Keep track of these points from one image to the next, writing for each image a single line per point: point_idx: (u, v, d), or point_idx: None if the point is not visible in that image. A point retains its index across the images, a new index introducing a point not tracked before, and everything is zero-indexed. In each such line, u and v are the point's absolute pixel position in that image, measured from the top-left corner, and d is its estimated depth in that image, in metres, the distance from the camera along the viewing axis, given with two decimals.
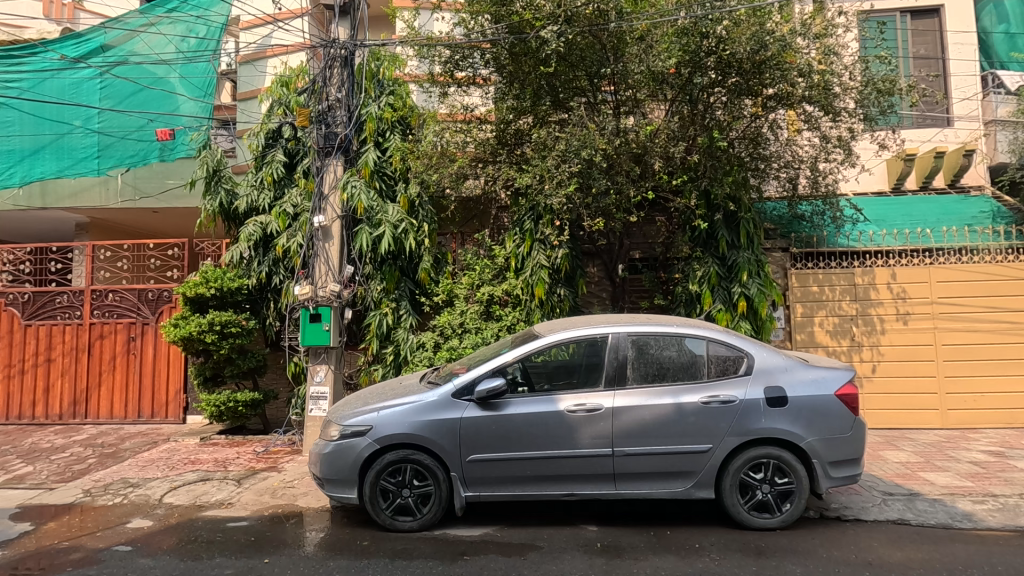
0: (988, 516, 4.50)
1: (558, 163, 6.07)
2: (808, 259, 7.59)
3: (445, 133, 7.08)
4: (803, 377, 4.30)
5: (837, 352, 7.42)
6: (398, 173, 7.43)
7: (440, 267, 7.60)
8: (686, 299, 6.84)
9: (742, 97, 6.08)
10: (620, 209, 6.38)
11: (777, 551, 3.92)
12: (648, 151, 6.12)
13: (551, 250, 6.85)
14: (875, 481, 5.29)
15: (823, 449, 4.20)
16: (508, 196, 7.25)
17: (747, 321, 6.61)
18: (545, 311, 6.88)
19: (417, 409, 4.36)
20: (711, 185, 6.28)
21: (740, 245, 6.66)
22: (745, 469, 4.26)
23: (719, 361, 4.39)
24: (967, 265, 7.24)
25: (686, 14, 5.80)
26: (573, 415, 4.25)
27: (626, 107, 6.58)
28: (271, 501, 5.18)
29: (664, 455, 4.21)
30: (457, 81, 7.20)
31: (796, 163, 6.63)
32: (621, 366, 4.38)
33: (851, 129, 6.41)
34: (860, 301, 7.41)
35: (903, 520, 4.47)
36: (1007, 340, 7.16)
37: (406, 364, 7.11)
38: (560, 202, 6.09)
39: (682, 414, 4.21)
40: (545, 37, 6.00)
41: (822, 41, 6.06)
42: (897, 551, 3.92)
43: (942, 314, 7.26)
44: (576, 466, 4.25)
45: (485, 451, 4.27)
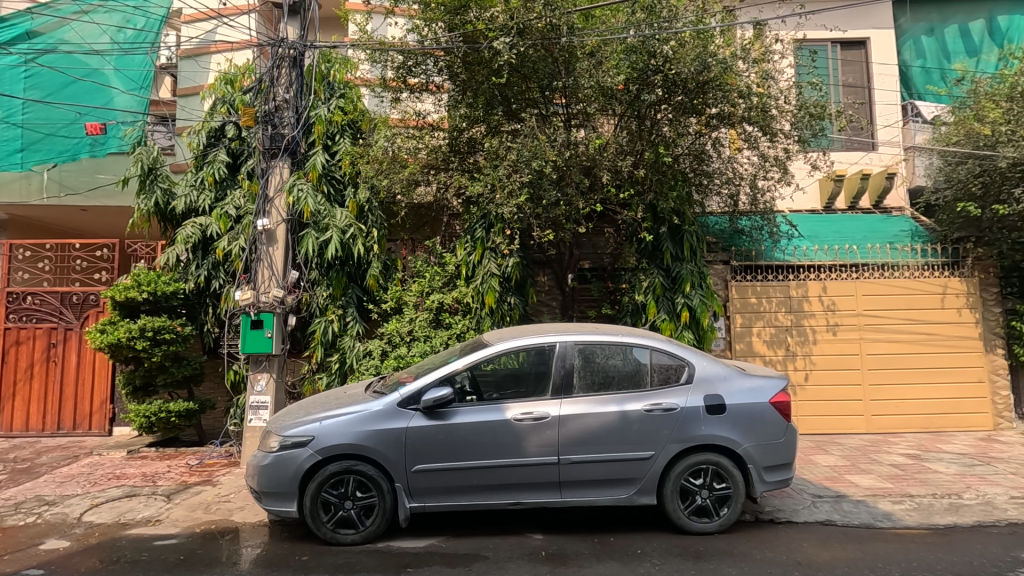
0: (905, 516, 4.82)
1: (509, 172, 6.13)
2: (747, 272, 7.93)
3: (397, 139, 7.03)
4: (741, 385, 4.48)
5: (773, 361, 7.78)
6: (348, 177, 7.30)
7: (390, 274, 7.49)
8: (632, 309, 7.05)
9: (686, 115, 6.28)
10: (569, 220, 6.52)
11: (715, 554, 4.05)
12: (597, 164, 6.28)
13: (502, 258, 6.86)
14: (806, 484, 5.56)
15: (759, 455, 4.37)
16: (460, 204, 7.29)
17: (690, 331, 6.80)
18: (495, 319, 6.87)
19: (362, 418, 4.26)
20: (657, 199, 6.48)
21: (684, 258, 6.89)
22: (685, 475, 4.38)
23: (662, 370, 4.51)
24: (889, 280, 7.78)
25: (635, 33, 6.00)
26: (520, 423, 4.26)
27: (577, 120, 6.73)
28: (204, 516, 4.93)
29: (609, 462, 4.29)
30: (410, 87, 7.22)
31: (736, 180, 6.95)
32: (568, 374, 4.44)
33: (787, 150, 6.72)
34: (794, 313, 7.81)
35: (830, 522, 4.72)
36: (924, 350, 7.71)
37: (352, 372, 6.95)
38: (511, 212, 6.15)
39: (627, 422, 4.30)
40: (498, 48, 6.04)
41: (761, 66, 6.36)
42: (824, 551, 4.13)
43: (868, 326, 7.75)
44: (523, 474, 4.27)
45: (430, 461, 4.22)
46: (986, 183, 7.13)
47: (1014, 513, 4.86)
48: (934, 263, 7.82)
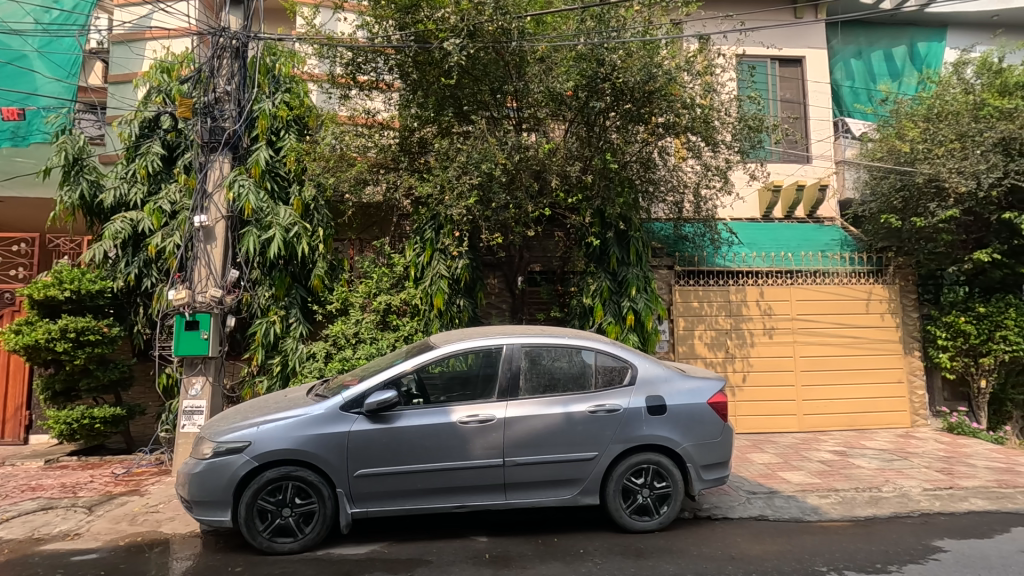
0: (831, 509, 5.10)
1: (458, 174, 6.13)
2: (690, 276, 8.21)
3: (345, 136, 6.93)
4: (681, 387, 4.62)
5: (713, 363, 8.06)
6: (293, 174, 7.10)
7: (336, 274, 7.34)
8: (581, 312, 7.16)
9: (634, 124, 6.40)
10: (518, 223, 6.55)
11: (654, 552, 4.16)
12: (546, 168, 6.34)
13: (451, 260, 6.80)
14: (742, 481, 5.79)
15: (697, 454, 4.51)
16: (410, 204, 7.21)
17: (635, 334, 6.96)
18: (444, 322, 6.81)
19: (302, 423, 4.14)
20: (604, 205, 6.61)
21: (630, 262, 7.05)
22: (628, 475, 4.48)
23: (606, 372, 4.60)
24: (820, 286, 8.24)
25: (584, 41, 6.17)
26: (465, 426, 4.24)
27: (528, 125, 6.79)
28: (129, 529, 4.65)
29: (553, 464, 4.33)
30: (359, 84, 7.15)
31: (681, 188, 7.17)
32: (514, 376, 4.46)
33: (728, 160, 6.97)
34: (733, 317, 8.13)
35: (762, 517, 4.93)
36: (851, 352, 8.19)
37: (294, 375, 6.74)
38: (460, 213, 6.14)
39: (571, 424, 4.36)
40: (448, 49, 6.01)
41: (704, 78, 6.55)
42: (756, 545, 4.31)
43: (801, 329, 8.17)
44: (468, 476, 4.25)
45: (373, 465, 4.14)
46: (906, 197, 7.66)
47: (926, 504, 5.23)
48: (861, 270, 8.34)
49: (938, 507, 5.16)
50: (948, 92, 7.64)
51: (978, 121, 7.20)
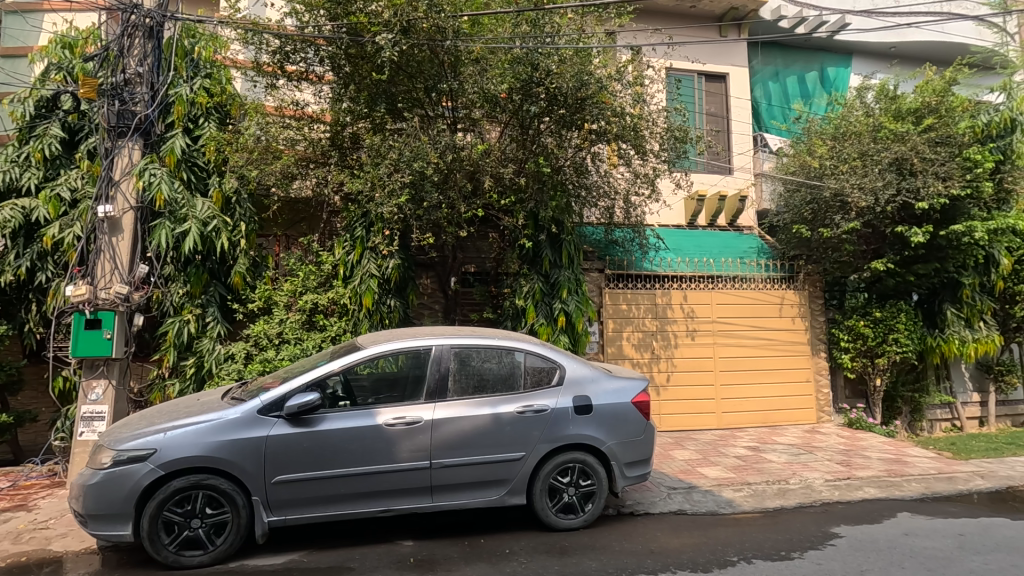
0: (743, 501, 5.41)
1: (390, 172, 6.05)
2: (619, 280, 8.46)
3: (271, 127, 6.71)
4: (607, 387, 4.73)
5: (640, 364, 8.34)
6: (213, 165, 6.73)
7: (259, 271, 7.01)
8: (513, 313, 7.21)
9: (567, 129, 6.51)
10: (451, 223, 6.53)
11: (578, 549, 4.24)
12: (480, 169, 6.32)
13: (382, 259, 6.68)
14: (663, 477, 6.03)
15: (621, 452, 4.64)
16: (340, 200, 7.01)
17: (566, 335, 7.08)
18: (374, 322, 6.65)
19: (214, 428, 3.91)
20: (537, 207, 6.69)
21: (562, 264, 7.15)
22: (554, 474, 4.54)
23: (535, 372, 4.65)
24: (739, 291, 8.73)
25: (519, 44, 6.20)
26: (392, 428, 4.16)
27: (463, 125, 6.77)
28: (13, 548, 4.22)
29: (481, 465, 4.32)
30: (287, 74, 6.92)
31: (612, 194, 7.34)
32: (443, 377, 4.42)
33: (656, 169, 7.20)
34: (659, 319, 8.46)
35: (681, 511, 5.15)
36: (765, 353, 8.72)
37: (210, 377, 6.39)
38: (391, 211, 6.08)
39: (499, 424, 4.36)
40: (380, 44, 5.88)
41: (635, 88, 6.71)
42: (674, 539, 4.49)
43: (720, 331, 8.62)
44: (393, 480, 4.16)
45: (292, 471, 3.97)
46: (816, 209, 8.31)
47: (827, 494, 5.64)
48: (775, 276, 8.91)
49: (837, 497, 5.58)
50: (852, 114, 8.29)
51: (877, 142, 7.83)
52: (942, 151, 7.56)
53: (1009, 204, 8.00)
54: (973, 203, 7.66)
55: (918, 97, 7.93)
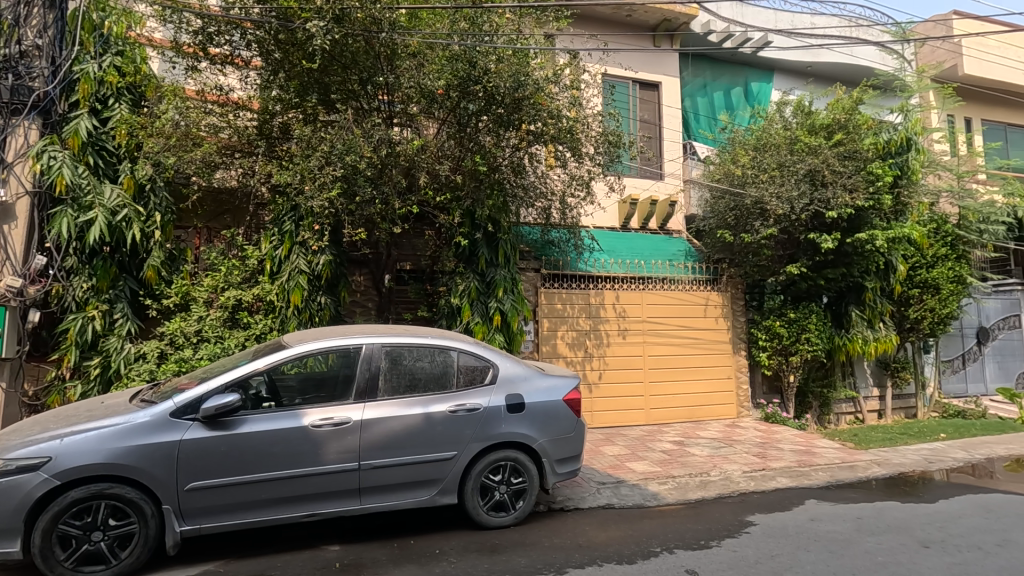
0: (667, 494, 5.63)
1: (321, 164, 5.87)
2: (554, 280, 8.61)
3: (190, 112, 6.29)
4: (539, 385, 4.78)
5: (573, 362, 8.50)
6: (125, 150, 6.25)
7: (176, 265, 6.60)
8: (448, 312, 7.15)
9: (505, 129, 6.50)
10: (385, 219, 6.41)
11: (508, 546, 4.26)
12: (415, 166, 6.23)
13: (313, 254, 6.44)
14: (593, 473, 6.18)
15: (552, 449, 4.70)
16: (268, 192, 6.71)
17: (501, 334, 7.08)
18: (303, 320, 6.40)
19: (119, 433, 3.63)
20: (474, 205, 6.64)
21: (498, 263, 7.15)
22: (485, 473, 4.53)
23: (468, 371, 4.64)
24: (667, 292, 9.12)
25: (458, 42, 6.17)
26: (318, 430, 4.02)
27: (400, 120, 6.64)
28: None
29: (411, 465, 4.25)
30: (210, 57, 6.56)
31: (549, 195, 7.42)
32: (373, 376, 4.32)
33: (592, 172, 7.36)
34: (592, 318, 8.67)
35: (609, 505, 5.30)
36: (691, 351, 9.12)
37: (118, 379, 5.94)
38: (321, 205, 5.89)
39: (430, 424, 4.31)
40: (311, 31, 5.67)
41: (572, 92, 6.82)
42: (602, 532, 4.60)
43: (650, 330, 8.94)
44: (319, 483, 4.02)
45: (208, 477, 3.76)
46: (737, 215, 8.82)
47: (744, 485, 5.97)
48: (700, 278, 9.42)
49: (752, 487, 5.92)
50: (771, 126, 8.82)
51: (793, 154, 8.37)
52: (849, 165, 8.17)
53: (905, 215, 8.77)
54: (875, 214, 8.32)
55: (829, 113, 8.52)
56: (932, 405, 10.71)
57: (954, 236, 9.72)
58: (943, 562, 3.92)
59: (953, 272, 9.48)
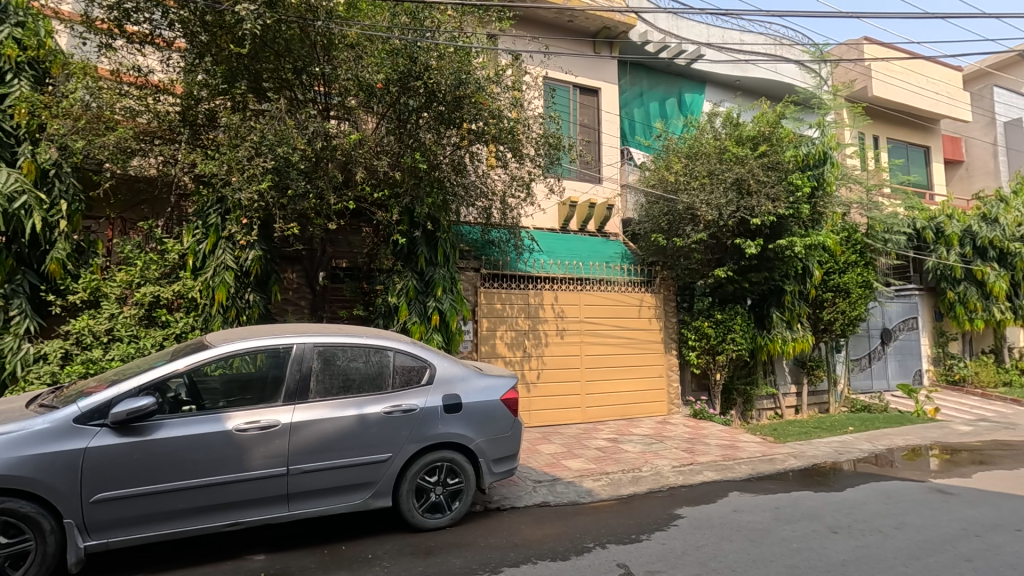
0: (601, 490, 5.77)
1: (250, 155, 5.61)
2: (494, 280, 8.62)
3: (103, 93, 5.87)
4: (476, 385, 4.76)
5: (512, 362, 8.54)
6: (25, 131, 5.70)
7: (84, 258, 6.12)
8: (385, 311, 7.01)
9: (446, 127, 6.42)
10: (319, 214, 6.18)
11: (443, 548, 4.22)
12: (352, 160, 6.07)
13: (241, 250, 6.12)
14: (530, 471, 6.23)
15: (489, 449, 4.69)
16: (191, 181, 6.32)
17: (439, 334, 6.98)
18: (228, 318, 6.07)
19: (14, 441, 3.30)
20: (413, 203, 6.51)
21: (437, 262, 7.04)
22: (421, 474, 4.46)
23: (404, 371, 4.55)
24: (604, 293, 9.35)
25: (398, 35, 6.04)
26: (243, 434, 3.82)
27: (337, 113, 6.43)
28: None
29: (344, 469, 4.12)
30: (127, 35, 6.11)
31: (489, 195, 7.41)
32: (304, 378, 4.16)
33: (532, 174, 7.42)
34: (531, 318, 8.75)
35: (545, 503, 5.36)
36: (626, 351, 9.39)
37: (14, 382, 5.42)
38: (250, 198, 5.60)
39: (364, 426, 4.19)
40: (240, 15, 5.39)
41: (513, 93, 6.84)
42: (537, 530, 4.65)
43: (587, 330, 9.12)
44: (244, 490, 3.82)
45: (118, 487, 3.48)
46: (670, 220, 9.19)
47: (673, 479, 6.21)
48: (635, 280, 9.72)
49: (681, 481, 6.17)
50: (703, 136, 9.23)
51: (722, 163, 8.79)
52: (772, 175, 8.67)
53: (821, 224, 9.40)
54: (794, 222, 8.87)
55: (755, 126, 9.00)
56: (842, 400, 11.55)
57: (863, 244, 10.52)
58: (850, 546, 4.23)
59: (862, 278, 10.27)
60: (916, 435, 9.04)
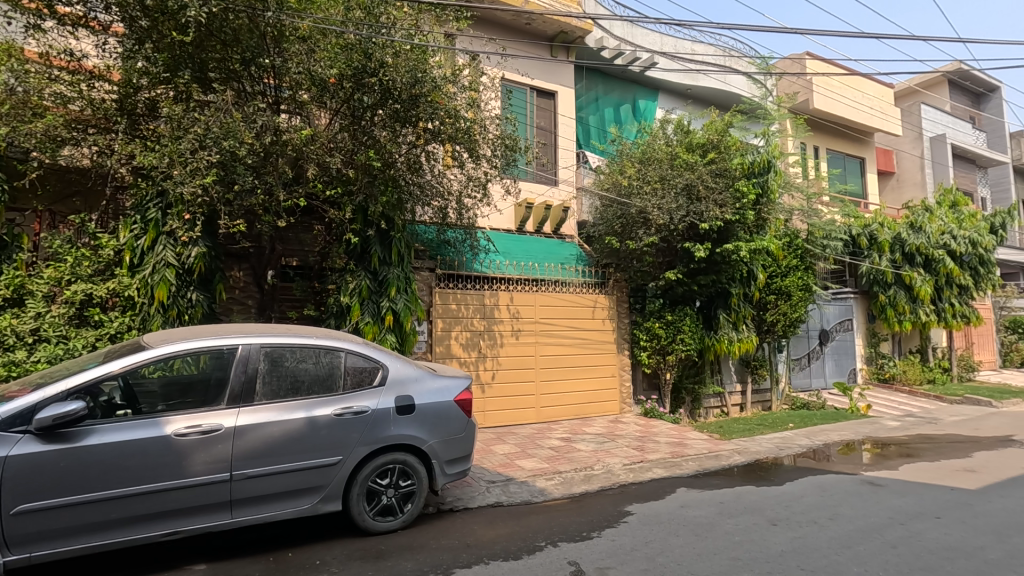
0: (554, 489, 5.83)
1: (193, 148, 5.39)
2: (449, 280, 8.58)
3: (31, 77, 5.71)
4: (430, 386, 4.71)
5: (467, 363, 8.51)
6: None
7: (8, 253, 5.76)
8: (337, 311, 6.86)
9: (401, 125, 6.33)
10: (267, 211, 5.98)
11: (394, 551, 4.16)
12: (304, 156, 5.90)
13: (183, 246, 5.84)
14: (483, 472, 6.23)
15: (442, 450, 4.65)
16: (129, 173, 6.01)
17: (393, 335, 6.88)
18: (168, 318, 5.77)
19: None
20: (367, 201, 6.37)
21: (391, 262, 6.91)
22: (372, 477, 4.38)
23: (355, 373, 4.47)
24: (559, 295, 9.45)
25: (352, 30, 5.91)
26: (183, 439, 3.66)
27: (288, 107, 6.26)
28: None
29: (292, 473, 4.00)
30: (59, 16, 5.76)
31: (445, 195, 7.36)
32: (250, 380, 4.03)
33: (488, 175, 7.42)
34: (487, 319, 8.75)
35: (498, 503, 5.37)
36: (580, 351, 9.52)
37: None
38: (193, 192, 5.37)
39: (314, 428, 4.09)
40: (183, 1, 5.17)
41: (470, 93, 6.82)
42: (490, 531, 4.65)
43: (542, 331, 9.20)
44: (183, 498, 3.65)
45: (43, 498, 3.27)
46: (624, 224, 9.41)
47: (624, 477, 6.34)
48: (589, 282, 9.88)
49: (631, 478, 6.31)
50: (655, 142, 9.48)
51: (673, 169, 9.05)
52: (720, 182, 8.97)
53: (765, 229, 9.81)
54: (740, 227, 9.21)
55: (705, 134, 9.30)
56: (784, 398, 12.08)
57: (803, 250, 11.03)
58: (788, 537, 4.43)
59: (802, 281, 10.77)
60: (850, 431, 9.55)
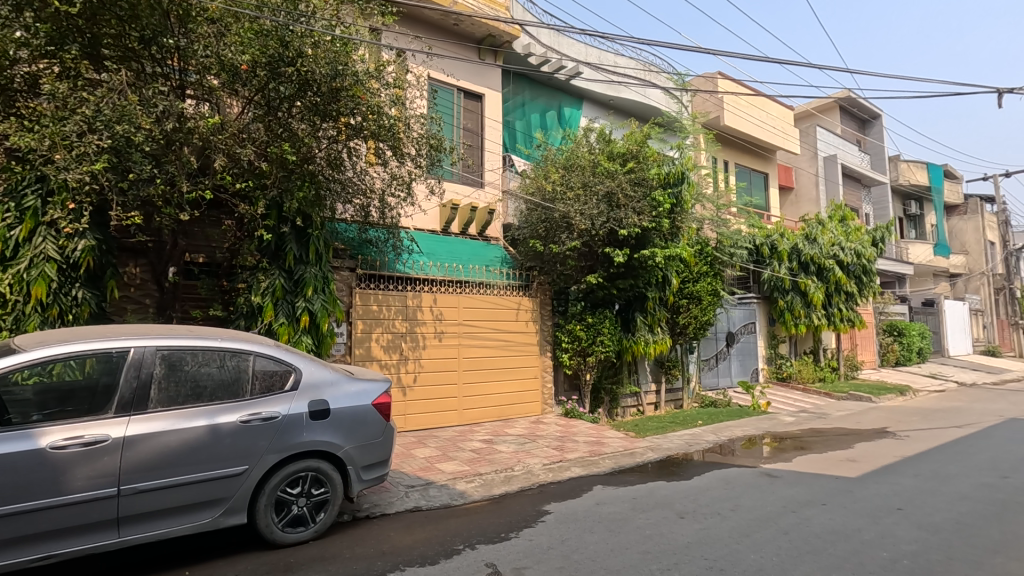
0: (473, 492, 5.82)
1: (80, 131, 4.92)
2: (370, 280, 8.37)
3: None
4: (347, 390, 4.54)
5: (387, 365, 8.31)
6: None
7: None
8: (247, 311, 6.48)
9: (320, 119, 6.08)
10: (168, 203, 5.54)
11: (304, 563, 3.98)
12: (210, 145, 5.52)
13: (67, 238, 5.28)
14: (402, 476, 6.11)
15: (358, 456, 4.50)
16: (4, 156, 5.39)
17: (309, 336, 6.58)
18: (48, 318, 5.20)
19: None
20: (282, 196, 6.07)
21: (308, 261, 6.59)
22: (282, 486, 4.16)
23: (265, 377, 4.23)
24: (483, 296, 9.45)
25: (268, 16, 5.60)
26: (61, 452, 3.30)
27: (195, 92, 5.84)
28: None
29: (191, 486, 3.72)
30: None
31: (367, 193, 7.15)
32: (143, 386, 3.71)
33: (412, 174, 7.29)
34: (409, 320, 8.60)
35: (417, 507, 5.29)
36: (503, 353, 9.58)
37: None
38: (78, 179, 4.87)
39: (217, 437, 3.82)
40: None
41: (395, 90, 6.67)
42: (407, 536, 4.57)
43: (465, 332, 9.16)
44: (61, 517, 3.30)
45: None
46: (547, 227, 9.63)
47: (543, 477, 6.44)
48: (513, 284, 9.96)
49: (550, 478, 6.42)
50: (578, 149, 9.74)
51: (595, 176, 9.34)
52: (638, 190, 9.33)
53: (679, 237, 10.33)
54: (656, 234, 9.62)
55: (625, 144, 9.66)
56: (694, 396, 12.77)
57: (712, 257, 11.72)
58: (693, 529, 4.69)
59: (711, 286, 11.45)
60: (752, 426, 10.25)
